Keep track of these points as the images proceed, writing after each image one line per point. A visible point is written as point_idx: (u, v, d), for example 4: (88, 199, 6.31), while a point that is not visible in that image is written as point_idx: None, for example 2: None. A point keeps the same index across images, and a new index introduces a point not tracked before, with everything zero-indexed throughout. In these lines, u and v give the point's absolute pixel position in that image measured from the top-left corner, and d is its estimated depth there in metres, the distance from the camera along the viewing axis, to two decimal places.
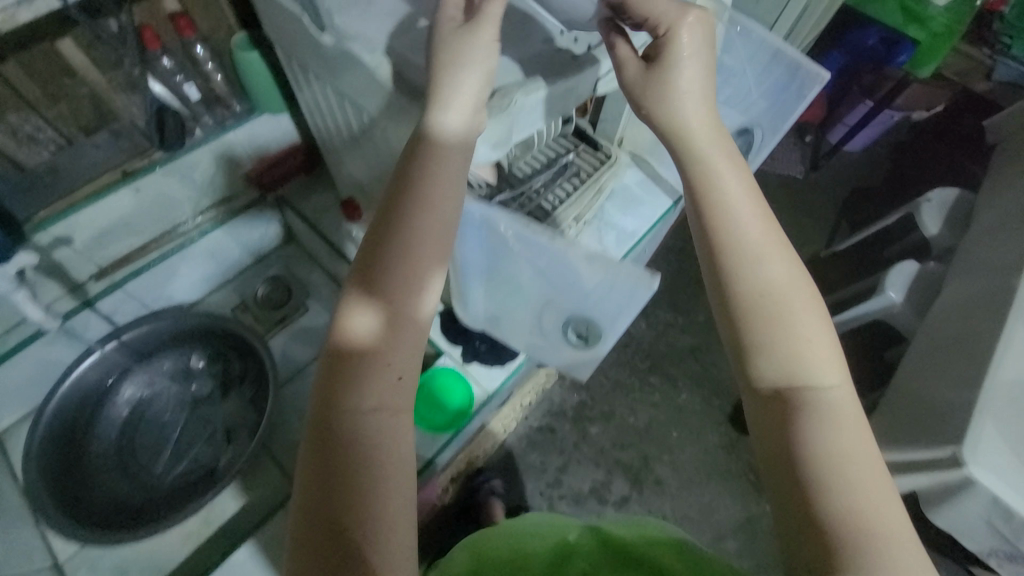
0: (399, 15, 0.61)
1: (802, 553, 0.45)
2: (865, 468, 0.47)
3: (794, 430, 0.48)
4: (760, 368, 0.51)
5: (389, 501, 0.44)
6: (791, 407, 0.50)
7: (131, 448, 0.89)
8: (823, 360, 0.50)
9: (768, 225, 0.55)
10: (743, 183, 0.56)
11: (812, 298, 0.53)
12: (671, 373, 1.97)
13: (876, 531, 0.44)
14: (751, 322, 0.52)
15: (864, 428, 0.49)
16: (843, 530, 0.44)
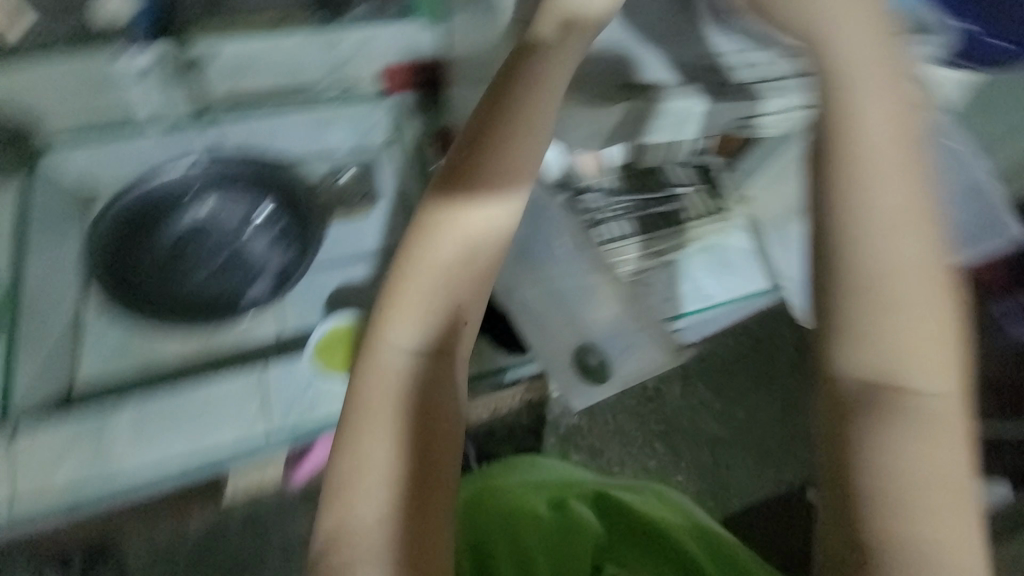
0: None
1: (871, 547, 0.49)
2: (940, 482, 0.51)
3: (864, 437, 0.52)
4: (845, 366, 0.55)
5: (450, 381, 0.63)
6: (892, 410, 0.53)
7: (180, 255, 0.96)
8: (925, 372, 0.54)
9: (905, 196, 0.57)
10: (900, 168, 0.58)
11: (939, 299, 0.56)
12: (679, 448, 1.85)
13: (934, 513, 0.49)
14: (850, 344, 0.55)
15: (954, 436, 0.52)
16: (918, 526, 0.49)
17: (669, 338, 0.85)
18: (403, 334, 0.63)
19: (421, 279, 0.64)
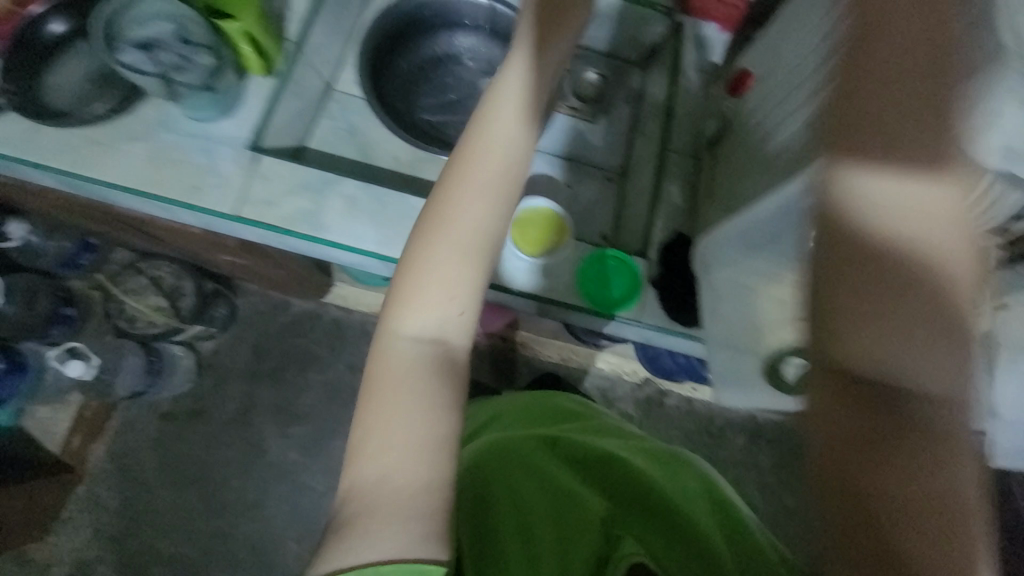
0: None
1: (848, 521, 0.41)
2: (930, 505, 0.39)
3: (845, 408, 0.42)
4: (414, 310, 0.53)
5: None
6: (405, 431, 0.49)
7: None
8: (405, 298, 0.53)
9: (507, 177, 0.56)
10: (510, 152, 0.56)
11: (469, 204, 0.54)
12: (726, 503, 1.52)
13: (917, 532, 0.39)
14: (844, 281, 0.42)
15: (427, 357, 0.52)
16: (894, 533, 0.39)
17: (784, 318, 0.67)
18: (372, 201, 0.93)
19: None
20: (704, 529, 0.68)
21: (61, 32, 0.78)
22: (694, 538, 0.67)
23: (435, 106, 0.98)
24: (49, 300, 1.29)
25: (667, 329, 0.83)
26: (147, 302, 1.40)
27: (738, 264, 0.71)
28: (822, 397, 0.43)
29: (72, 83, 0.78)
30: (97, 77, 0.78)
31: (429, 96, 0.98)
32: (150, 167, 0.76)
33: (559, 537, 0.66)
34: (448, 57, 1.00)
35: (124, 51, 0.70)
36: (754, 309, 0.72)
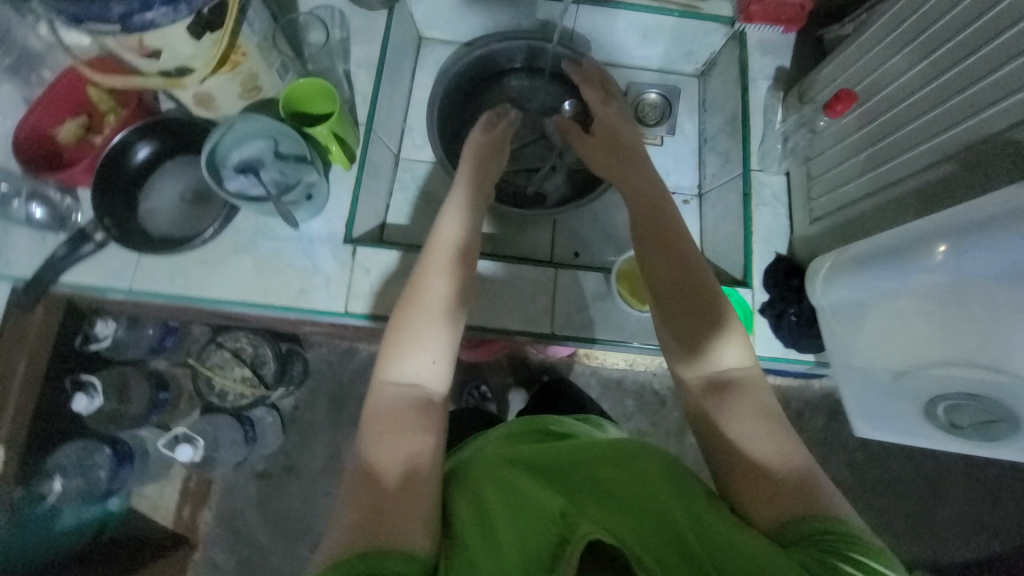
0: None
1: (726, 482, 0.51)
2: (779, 476, 0.48)
3: (714, 403, 0.54)
4: (409, 349, 0.56)
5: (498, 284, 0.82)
6: (388, 456, 0.49)
7: None
8: (394, 349, 0.56)
9: (457, 250, 0.63)
10: (456, 236, 0.64)
11: (436, 285, 0.59)
12: None
13: (753, 480, 0.49)
14: (687, 333, 0.58)
15: (418, 400, 0.54)
16: (741, 492, 0.49)
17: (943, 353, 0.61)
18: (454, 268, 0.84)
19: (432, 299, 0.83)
20: (675, 475, 0.51)
21: (146, 156, 0.78)
22: (655, 499, 0.48)
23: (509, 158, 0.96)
24: (143, 386, 1.17)
25: (784, 358, 0.81)
26: (232, 377, 1.19)
27: (860, 302, 0.67)
28: (685, 389, 0.57)
29: (168, 205, 0.79)
30: (191, 195, 0.79)
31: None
32: (258, 277, 0.78)
33: (506, 528, 0.46)
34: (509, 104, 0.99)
35: (231, 180, 0.68)
36: (887, 340, 0.66)
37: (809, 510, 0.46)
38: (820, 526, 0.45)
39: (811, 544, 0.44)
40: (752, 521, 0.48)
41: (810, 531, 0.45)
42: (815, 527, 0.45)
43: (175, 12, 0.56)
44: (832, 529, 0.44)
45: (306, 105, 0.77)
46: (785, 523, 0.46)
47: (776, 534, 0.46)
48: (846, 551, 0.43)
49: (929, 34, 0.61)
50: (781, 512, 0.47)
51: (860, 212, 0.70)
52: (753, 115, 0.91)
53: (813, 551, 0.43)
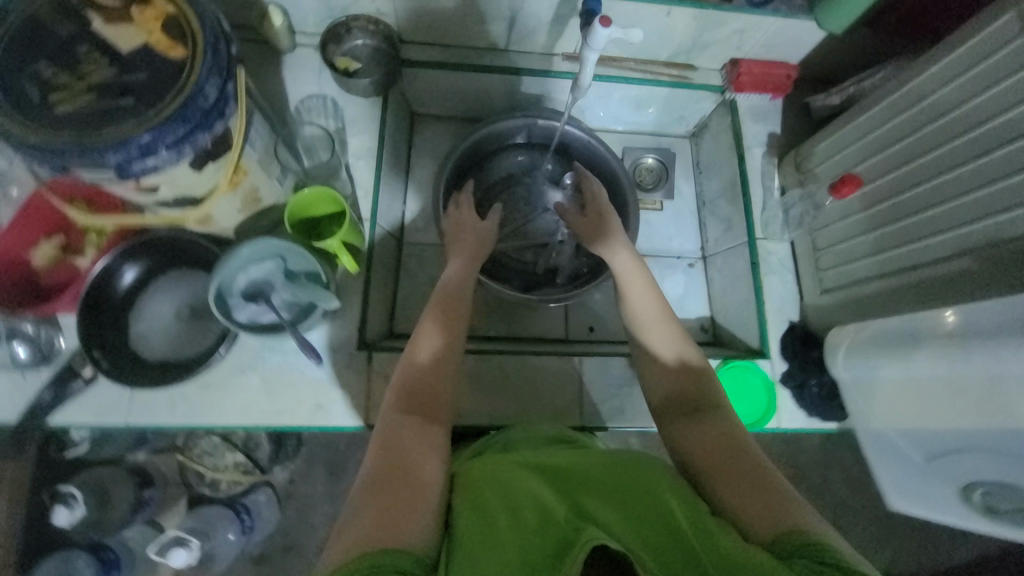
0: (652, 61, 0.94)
1: (713, 491, 0.52)
2: (760, 484, 0.50)
3: (693, 425, 0.59)
4: (423, 373, 0.61)
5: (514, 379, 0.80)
6: (398, 466, 0.51)
7: None
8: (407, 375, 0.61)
9: (449, 299, 0.71)
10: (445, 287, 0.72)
11: (440, 333, 0.65)
12: None
13: (734, 483, 0.51)
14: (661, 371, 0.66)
15: (425, 419, 0.57)
16: (726, 497, 0.51)
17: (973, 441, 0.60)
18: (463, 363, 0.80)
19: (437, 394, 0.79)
20: (683, 488, 0.50)
21: (134, 279, 0.72)
22: (663, 502, 0.47)
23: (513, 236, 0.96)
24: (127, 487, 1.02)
25: (808, 428, 0.82)
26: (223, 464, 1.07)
27: (877, 378, 0.70)
28: (665, 424, 0.62)
29: (161, 326, 0.72)
30: (188, 312, 0.73)
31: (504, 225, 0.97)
32: (269, 397, 0.73)
33: (510, 536, 0.46)
34: (512, 180, 0.98)
35: (240, 310, 0.65)
36: (902, 410, 0.67)
37: (798, 526, 0.46)
38: (802, 539, 0.44)
39: (800, 555, 0.43)
40: (745, 529, 0.48)
41: (797, 541, 0.44)
42: (800, 539, 0.44)
43: (179, 155, 0.52)
44: (819, 543, 0.43)
45: (313, 216, 0.74)
46: (775, 534, 0.46)
47: (770, 544, 0.45)
48: (835, 562, 0.42)
49: (933, 129, 0.64)
50: (772, 524, 0.47)
51: (874, 292, 0.71)
52: (753, 182, 0.93)
53: (806, 564, 0.42)
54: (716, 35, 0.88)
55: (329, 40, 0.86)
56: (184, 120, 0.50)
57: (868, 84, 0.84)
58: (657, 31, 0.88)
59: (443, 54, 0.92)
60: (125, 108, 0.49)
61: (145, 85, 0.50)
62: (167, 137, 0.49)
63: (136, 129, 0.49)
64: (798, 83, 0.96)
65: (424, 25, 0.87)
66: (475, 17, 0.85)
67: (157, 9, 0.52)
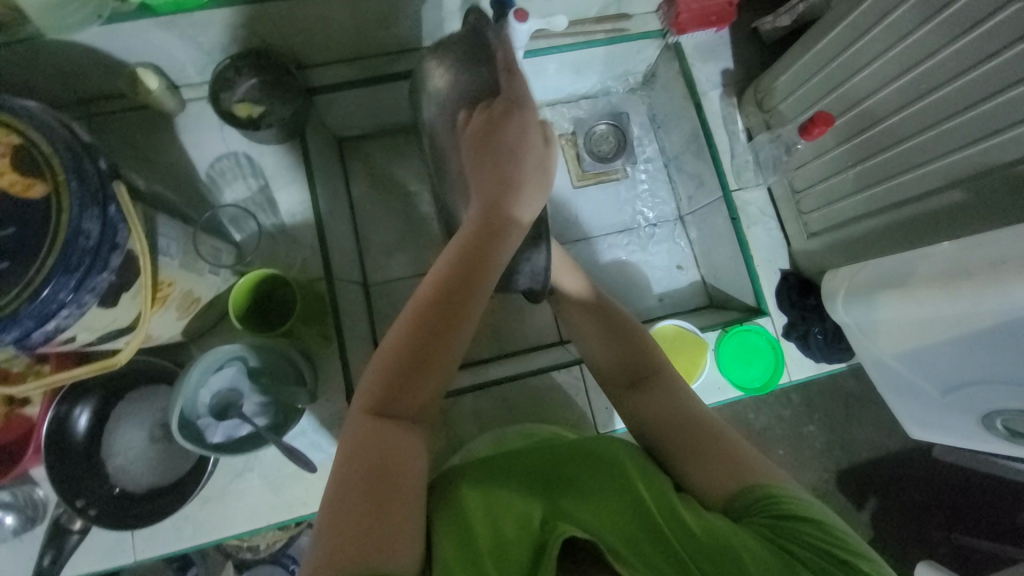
0: (583, 20, 0.84)
1: (673, 464, 0.53)
2: (723, 448, 0.51)
3: (653, 394, 0.57)
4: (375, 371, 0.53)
5: (524, 394, 0.77)
6: (374, 468, 0.47)
7: None
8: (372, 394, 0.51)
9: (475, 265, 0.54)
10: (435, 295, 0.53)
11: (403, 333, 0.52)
12: None
13: (697, 451, 0.52)
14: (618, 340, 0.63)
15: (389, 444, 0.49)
16: (685, 469, 0.52)
17: (995, 368, 0.58)
18: (459, 402, 0.76)
19: (436, 446, 0.75)
20: (647, 469, 0.53)
21: (90, 421, 0.66)
22: (632, 485, 0.49)
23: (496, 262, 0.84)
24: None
25: (818, 373, 0.81)
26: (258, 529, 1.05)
27: (876, 320, 0.67)
28: (618, 397, 0.60)
29: (141, 456, 0.67)
30: (162, 432, 0.68)
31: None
32: (276, 494, 0.69)
33: (485, 544, 0.45)
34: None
35: (212, 431, 0.59)
36: (905, 341, 0.65)
37: (757, 482, 0.48)
38: (759, 496, 0.47)
39: (758, 513, 0.46)
40: (702, 496, 0.50)
41: (755, 499, 0.47)
42: (757, 496, 0.47)
43: (81, 307, 0.45)
44: (774, 496, 0.46)
45: (259, 294, 0.68)
46: (734, 491, 0.48)
47: (728, 508, 0.48)
48: (791, 513, 0.45)
49: (900, 50, 0.59)
50: (730, 485, 0.49)
51: (864, 233, 0.69)
52: (715, 128, 0.87)
53: (761, 520, 0.45)
54: None
55: (220, 89, 0.74)
56: (71, 271, 0.43)
57: None
58: None
59: (353, 72, 0.81)
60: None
61: (14, 242, 0.43)
62: (57, 298, 0.43)
63: (18, 299, 0.42)
64: (743, 7, 0.87)
65: (320, 44, 0.76)
66: (373, 23, 0.74)
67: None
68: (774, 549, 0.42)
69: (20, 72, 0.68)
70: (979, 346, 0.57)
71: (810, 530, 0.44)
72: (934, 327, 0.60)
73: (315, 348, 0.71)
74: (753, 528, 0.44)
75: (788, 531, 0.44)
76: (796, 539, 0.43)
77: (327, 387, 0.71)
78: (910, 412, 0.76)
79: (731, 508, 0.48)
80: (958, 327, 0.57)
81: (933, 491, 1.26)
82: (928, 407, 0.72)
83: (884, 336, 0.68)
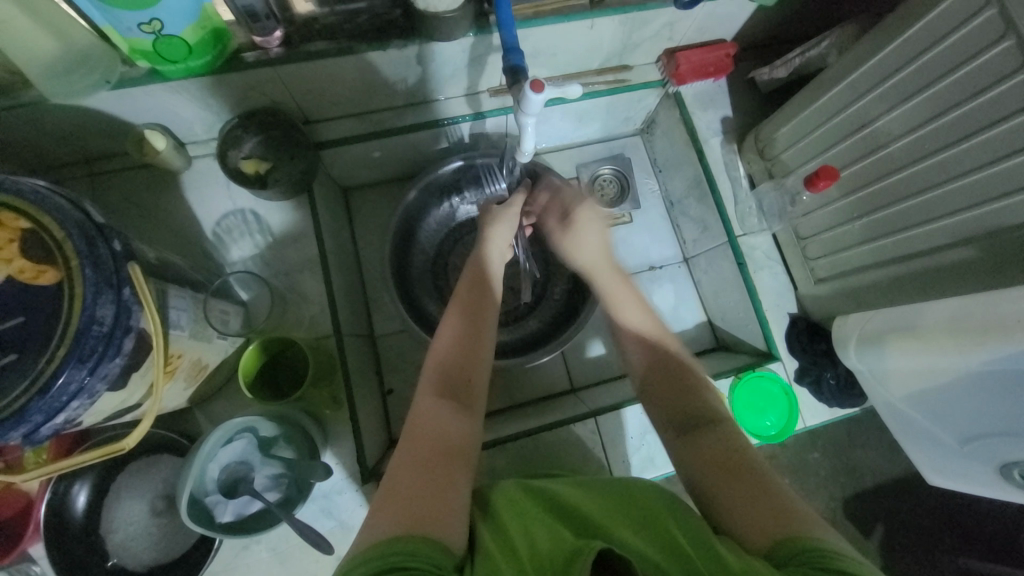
0: (587, 72, 0.85)
1: (712, 498, 0.50)
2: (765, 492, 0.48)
3: (700, 435, 0.55)
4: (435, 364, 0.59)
5: (537, 449, 0.76)
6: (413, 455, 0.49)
7: None
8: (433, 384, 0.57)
9: (480, 288, 0.67)
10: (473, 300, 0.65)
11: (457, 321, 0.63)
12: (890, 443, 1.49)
13: (738, 491, 0.49)
14: (654, 371, 0.64)
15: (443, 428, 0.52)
16: (725, 506, 0.48)
17: (1012, 421, 0.58)
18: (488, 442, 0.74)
19: None
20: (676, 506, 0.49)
21: (88, 496, 0.64)
22: (666, 528, 0.45)
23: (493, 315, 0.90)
24: None
25: (832, 418, 0.81)
26: None
27: (888, 366, 0.67)
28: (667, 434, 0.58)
29: (141, 531, 0.64)
30: (164, 504, 0.64)
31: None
32: (284, 566, 0.66)
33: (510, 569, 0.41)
34: (443, 238, 0.92)
35: (222, 510, 0.56)
36: (918, 387, 0.65)
37: (802, 532, 0.43)
38: (800, 545, 0.42)
39: (804, 562, 0.40)
40: (741, 539, 0.46)
41: (800, 550, 0.41)
42: (801, 544, 0.42)
43: (91, 396, 0.43)
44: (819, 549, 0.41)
45: (266, 356, 0.67)
46: (773, 539, 0.43)
47: (768, 555, 0.43)
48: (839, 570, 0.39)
49: (902, 112, 0.61)
50: (770, 533, 0.44)
51: (872, 281, 0.70)
52: (718, 175, 0.88)
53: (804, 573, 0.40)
54: (646, 33, 0.79)
55: (227, 146, 0.74)
56: (84, 360, 0.41)
57: (815, 53, 0.78)
58: (584, 46, 0.79)
59: (361, 126, 0.82)
60: (9, 368, 0.41)
61: (24, 333, 0.41)
62: (68, 389, 0.41)
63: (28, 393, 0.40)
64: (739, 58, 0.90)
65: (328, 102, 0.76)
66: (383, 81, 0.75)
67: (9, 230, 0.42)
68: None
69: (25, 138, 0.67)
70: (1001, 396, 0.57)
71: None
72: (952, 375, 0.60)
73: (325, 408, 0.69)
74: None
75: None
76: None
77: (337, 449, 0.69)
78: (925, 454, 0.76)
79: (771, 554, 0.42)
80: (975, 375, 0.57)
81: (942, 523, 1.25)
82: (945, 452, 0.71)
83: (892, 380, 0.68)
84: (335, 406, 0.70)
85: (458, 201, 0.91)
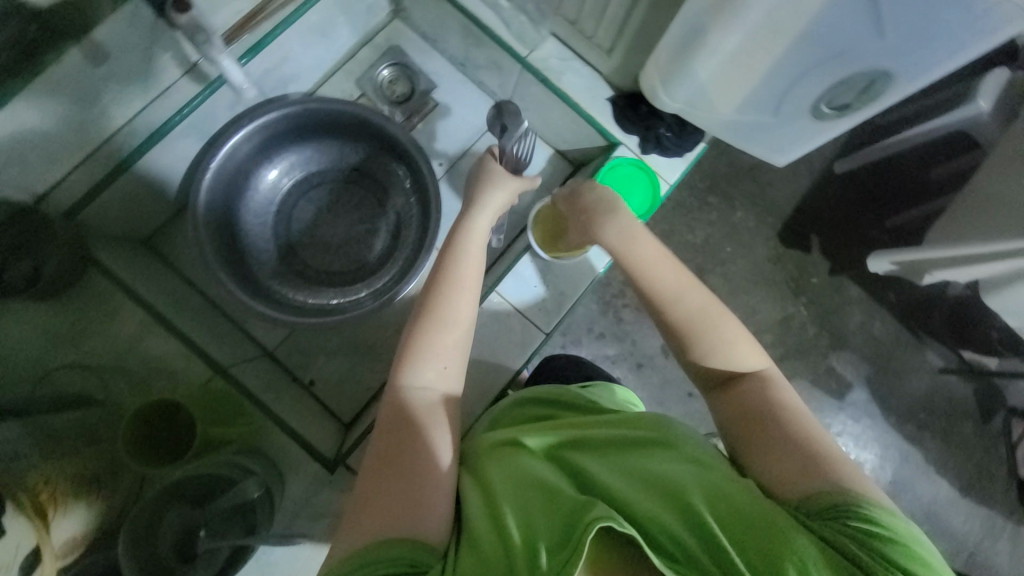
0: None
1: (738, 450, 0.51)
2: (803, 441, 0.47)
3: (735, 396, 0.53)
4: (403, 384, 0.55)
5: None
6: (393, 454, 0.50)
7: None
8: (400, 396, 0.55)
9: (447, 284, 0.62)
10: (441, 299, 0.60)
11: (429, 331, 0.58)
12: None
13: (770, 442, 0.48)
14: (682, 340, 0.58)
15: (413, 439, 0.51)
16: (757, 457, 0.48)
17: (796, 57, 0.61)
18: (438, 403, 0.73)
19: None
20: (692, 441, 0.49)
21: None
22: (683, 478, 0.45)
23: (361, 266, 0.89)
24: None
25: (688, 165, 0.86)
26: None
27: (698, 77, 0.69)
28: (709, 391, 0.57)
29: None
30: None
31: (326, 235, 0.90)
32: None
33: (488, 544, 0.42)
34: (274, 221, 0.88)
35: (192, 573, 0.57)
36: (739, 88, 0.69)
37: (836, 486, 0.43)
38: (833, 499, 0.42)
39: (834, 517, 0.41)
40: (769, 488, 0.46)
41: (836, 503, 0.42)
42: (830, 500, 0.42)
43: None
44: (847, 502, 0.42)
45: (154, 420, 0.66)
46: (809, 491, 0.44)
47: (796, 504, 0.44)
48: (873, 531, 0.40)
49: None
50: (807, 483, 0.44)
51: (642, 20, 0.70)
52: (477, 10, 0.82)
53: (839, 526, 0.41)
54: None
55: None
56: None
57: None
58: None
59: (101, 169, 0.71)
60: None
61: None
62: None
63: None
64: None
65: (42, 162, 0.66)
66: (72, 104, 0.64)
67: None
68: (834, 557, 0.38)
69: None
70: (792, 41, 0.59)
71: (897, 553, 0.39)
72: (762, 50, 0.61)
73: (248, 432, 0.67)
74: (825, 532, 0.40)
75: (870, 546, 0.39)
76: (875, 554, 0.38)
77: (290, 462, 0.69)
78: (763, 143, 0.80)
79: (799, 508, 0.43)
80: (777, 36, 0.59)
81: (861, 200, 1.23)
82: (779, 129, 0.76)
83: (712, 88, 0.70)
84: (249, 426, 0.67)
85: (267, 178, 0.86)
